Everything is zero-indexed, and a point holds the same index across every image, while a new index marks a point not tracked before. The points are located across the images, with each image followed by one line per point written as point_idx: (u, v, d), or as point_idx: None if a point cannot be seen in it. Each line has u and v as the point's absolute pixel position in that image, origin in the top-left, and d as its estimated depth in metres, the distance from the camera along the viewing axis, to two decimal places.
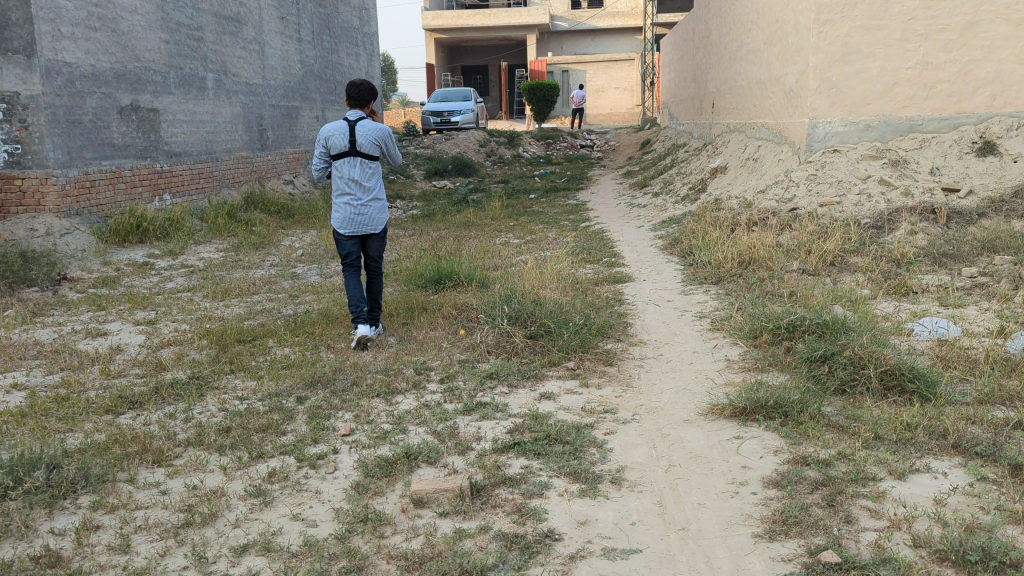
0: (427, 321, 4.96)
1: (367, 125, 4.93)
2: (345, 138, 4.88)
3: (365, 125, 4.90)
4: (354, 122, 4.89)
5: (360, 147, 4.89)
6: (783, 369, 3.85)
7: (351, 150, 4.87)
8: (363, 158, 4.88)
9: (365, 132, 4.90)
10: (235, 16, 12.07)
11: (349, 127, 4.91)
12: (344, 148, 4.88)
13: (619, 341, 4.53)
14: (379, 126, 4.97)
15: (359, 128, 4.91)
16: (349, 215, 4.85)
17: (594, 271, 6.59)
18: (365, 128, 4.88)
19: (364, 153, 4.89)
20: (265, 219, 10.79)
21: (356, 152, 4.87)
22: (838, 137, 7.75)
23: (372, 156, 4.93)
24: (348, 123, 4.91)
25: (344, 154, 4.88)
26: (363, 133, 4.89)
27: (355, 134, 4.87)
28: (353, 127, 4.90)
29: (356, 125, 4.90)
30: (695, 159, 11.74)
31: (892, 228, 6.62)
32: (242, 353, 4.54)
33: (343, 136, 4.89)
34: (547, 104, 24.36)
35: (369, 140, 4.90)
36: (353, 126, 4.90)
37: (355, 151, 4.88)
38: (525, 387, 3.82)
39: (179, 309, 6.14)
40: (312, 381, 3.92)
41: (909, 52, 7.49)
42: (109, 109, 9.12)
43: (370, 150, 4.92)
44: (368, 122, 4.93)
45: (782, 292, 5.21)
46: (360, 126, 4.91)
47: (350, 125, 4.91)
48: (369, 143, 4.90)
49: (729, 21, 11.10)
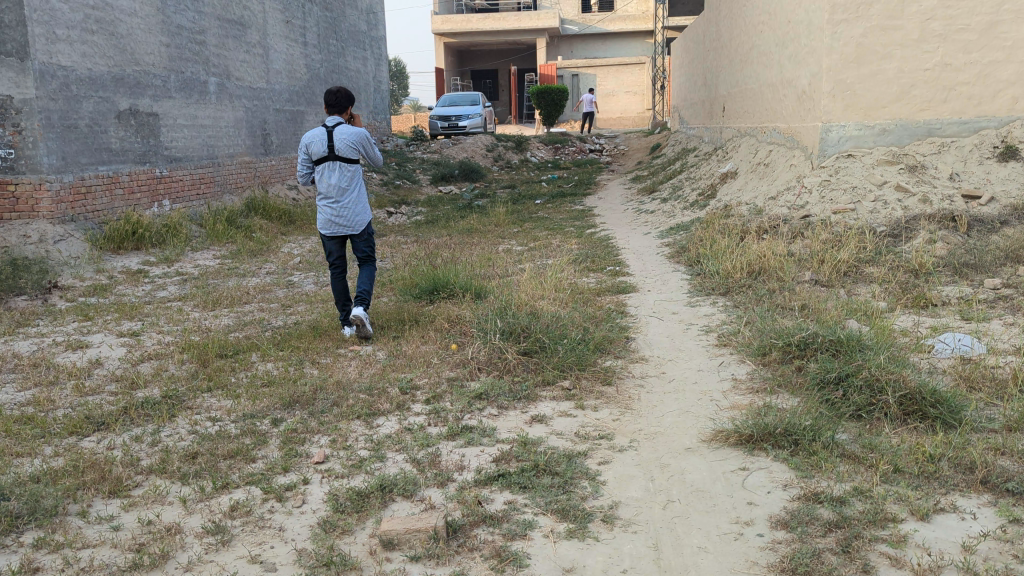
0: (418, 334, 4.72)
1: (345, 129, 4.85)
2: (323, 144, 4.82)
3: (342, 129, 4.81)
4: (331, 127, 4.83)
5: (338, 152, 4.82)
6: (794, 391, 3.59)
7: (330, 155, 4.81)
8: (341, 162, 4.81)
9: (343, 137, 4.81)
10: (239, 19, 11.90)
11: (327, 132, 4.84)
12: (322, 154, 4.83)
13: (619, 357, 4.27)
14: (358, 130, 4.88)
15: (338, 133, 4.83)
16: (329, 218, 4.80)
17: (597, 281, 6.34)
18: (342, 133, 4.80)
19: (343, 158, 4.82)
20: (265, 225, 10.60)
21: (334, 156, 4.81)
22: (852, 142, 7.46)
23: (351, 159, 4.85)
24: (327, 128, 4.85)
25: (324, 159, 4.83)
26: (341, 137, 4.81)
27: (333, 139, 4.80)
28: (331, 132, 4.83)
29: (333, 130, 4.83)
30: (705, 164, 11.47)
31: (909, 236, 6.34)
32: (222, 369, 4.31)
33: (322, 142, 4.83)
34: (557, 108, 24.12)
35: (346, 144, 4.82)
36: (332, 131, 4.83)
37: (333, 156, 4.82)
38: (516, 409, 3.57)
39: (166, 320, 5.92)
40: (290, 402, 3.68)
41: (927, 54, 7.21)
42: (107, 113, 8.95)
43: (348, 154, 4.84)
44: (346, 126, 4.84)
45: (793, 304, 4.94)
46: (338, 131, 4.83)
47: (328, 130, 4.84)
48: (347, 147, 4.82)
49: (741, 23, 10.83)
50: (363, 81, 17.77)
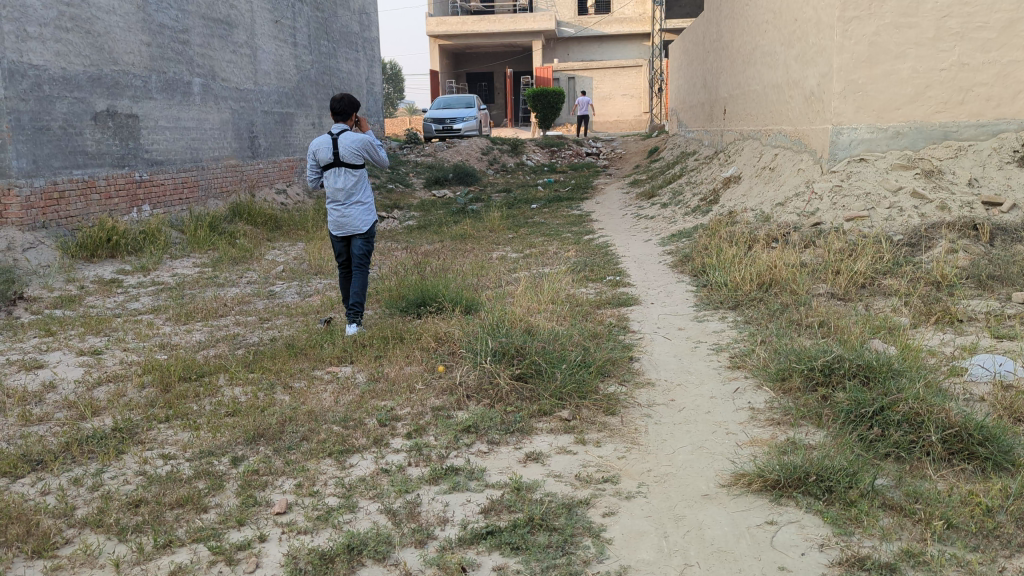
0: (402, 354, 4.32)
1: (350, 135, 4.92)
2: (329, 151, 4.92)
3: (346, 137, 4.89)
4: (336, 135, 4.91)
5: (343, 158, 4.91)
6: (821, 424, 3.19)
7: (335, 161, 4.91)
8: (346, 167, 4.91)
9: (347, 144, 4.90)
10: (225, 18, 11.49)
11: (332, 139, 4.94)
12: (328, 161, 4.93)
13: (624, 382, 3.87)
14: (362, 135, 4.93)
15: (343, 140, 4.92)
16: (335, 221, 4.95)
17: (596, 292, 5.96)
18: (347, 140, 4.87)
19: (347, 164, 4.90)
20: (250, 231, 10.21)
21: (339, 163, 4.91)
22: (864, 145, 7.08)
23: (355, 165, 4.93)
24: (332, 135, 4.93)
25: (330, 166, 4.94)
26: (346, 144, 4.90)
27: (338, 147, 4.90)
28: (336, 139, 4.92)
29: (338, 137, 4.91)
30: (706, 167, 11.11)
31: (929, 246, 5.96)
32: (185, 395, 3.90)
33: (327, 149, 4.94)
34: (552, 111, 23.75)
35: (350, 150, 4.89)
36: (337, 138, 4.92)
37: (338, 162, 4.91)
38: (508, 445, 3.17)
39: (134, 336, 5.51)
40: (254, 436, 3.26)
41: (943, 53, 6.84)
42: (82, 114, 8.54)
43: (353, 160, 4.92)
44: (351, 132, 4.91)
45: (810, 321, 4.56)
46: (343, 137, 4.91)
47: (334, 137, 4.93)
48: (351, 153, 4.90)
49: (743, 22, 10.47)
50: (356, 82, 17.37)
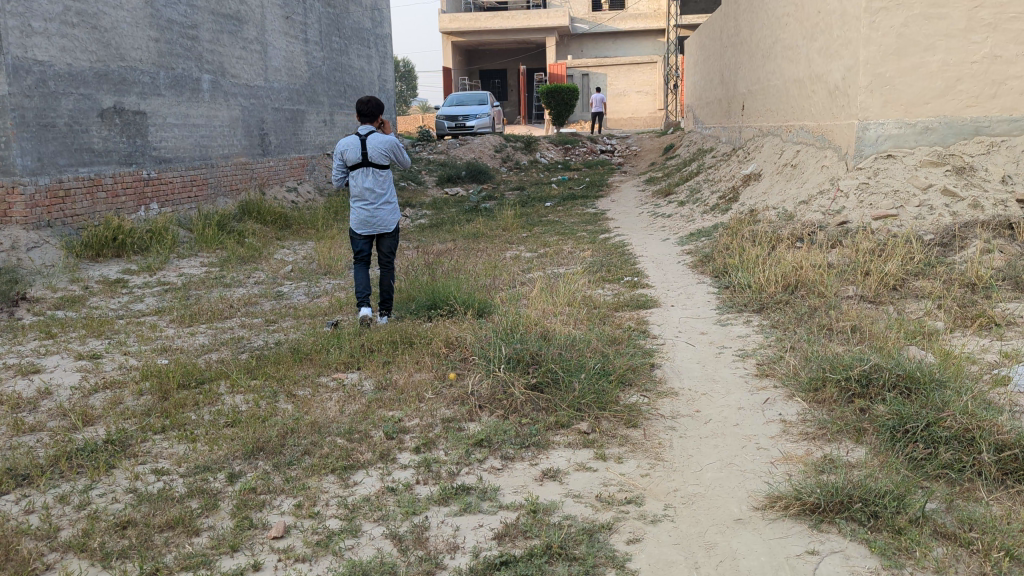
0: (412, 360, 4.12)
1: (377, 137, 5.08)
2: (357, 152, 5.06)
3: (374, 138, 5.04)
4: (365, 135, 5.06)
5: (371, 159, 5.05)
6: (860, 440, 2.97)
7: (363, 162, 5.04)
8: (373, 167, 5.04)
9: (376, 145, 5.05)
10: (235, 14, 11.32)
11: (360, 140, 5.08)
12: (356, 160, 5.06)
13: (645, 391, 3.66)
14: (389, 137, 5.10)
15: (371, 140, 5.07)
16: (362, 219, 5.06)
17: (614, 293, 5.74)
18: (376, 141, 5.02)
19: (374, 164, 5.05)
20: (259, 229, 10.04)
21: (367, 163, 5.04)
22: (892, 141, 6.82)
23: (382, 165, 5.08)
24: (360, 136, 5.07)
25: (358, 166, 5.07)
26: (375, 145, 5.05)
27: (367, 147, 5.04)
28: (365, 140, 5.06)
29: (366, 138, 5.06)
30: (724, 164, 10.86)
31: (961, 246, 5.70)
32: (184, 403, 3.72)
33: (356, 150, 5.07)
34: (566, 107, 23.51)
35: (377, 151, 5.04)
36: (365, 139, 5.06)
37: (366, 162, 5.05)
38: (523, 461, 2.96)
39: (135, 338, 5.33)
40: (252, 449, 3.07)
41: (975, 45, 6.55)
42: (89, 111, 8.38)
43: (379, 160, 5.07)
44: (380, 134, 5.07)
45: (841, 325, 4.32)
46: (372, 138, 5.07)
47: (362, 138, 5.07)
48: (379, 154, 5.06)
49: (763, 16, 10.21)
50: (368, 79, 17.20)
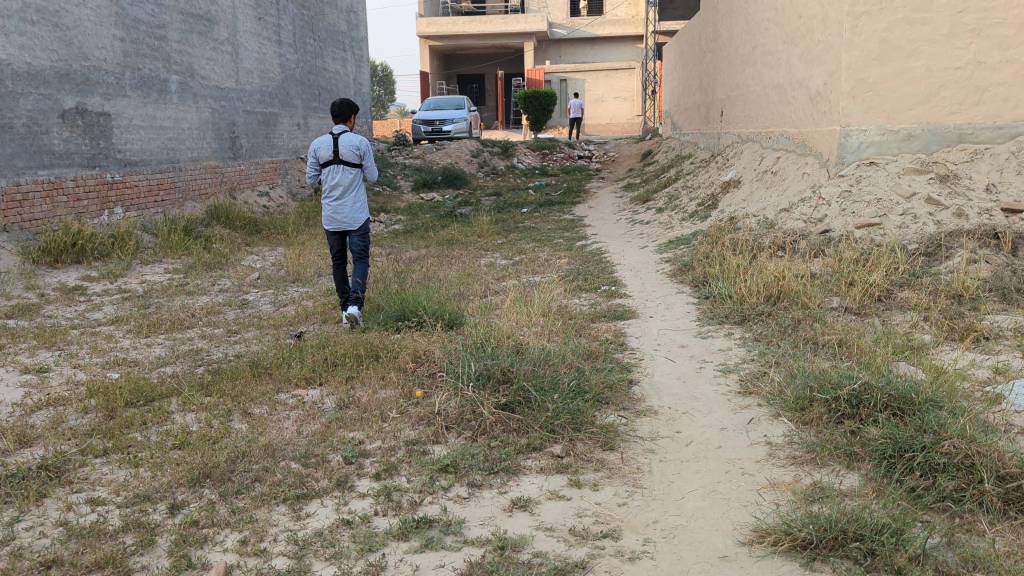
0: (376, 376, 3.90)
1: (349, 137, 5.23)
2: (329, 150, 5.21)
3: (346, 137, 5.20)
4: (338, 134, 5.20)
5: (342, 157, 5.19)
6: (851, 465, 2.79)
7: (334, 159, 5.18)
8: (344, 165, 5.18)
9: (347, 144, 5.21)
10: (205, 14, 11.04)
11: (333, 139, 5.23)
12: (328, 158, 5.20)
13: (623, 410, 3.46)
14: (360, 138, 5.25)
15: (344, 139, 5.23)
16: (330, 215, 5.17)
17: (590, 303, 5.55)
18: (347, 139, 5.18)
19: (345, 162, 5.18)
20: (227, 234, 9.75)
21: (338, 160, 5.18)
22: (874, 148, 6.69)
23: (353, 164, 5.21)
24: (333, 135, 5.23)
25: (329, 164, 5.21)
26: (346, 143, 5.21)
27: (339, 145, 5.19)
28: (337, 139, 5.22)
29: (339, 137, 5.21)
30: (703, 170, 10.74)
31: (946, 255, 5.56)
32: (131, 423, 3.46)
33: (328, 148, 5.22)
34: (545, 113, 23.38)
35: (349, 150, 5.19)
36: (338, 138, 5.22)
37: (337, 159, 5.19)
38: (492, 489, 2.75)
39: (88, 350, 5.05)
40: (198, 476, 2.83)
41: (958, 51, 6.43)
42: (49, 111, 8.08)
43: (350, 159, 5.21)
44: (352, 134, 5.23)
45: (827, 339, 4.15)
46: (345, 137, 5.23)
47: (335, 137, 5.23)
48: (350, 153, 5.20)
49: (742, 21, 10.09)
50: (344, 82, 16.93)
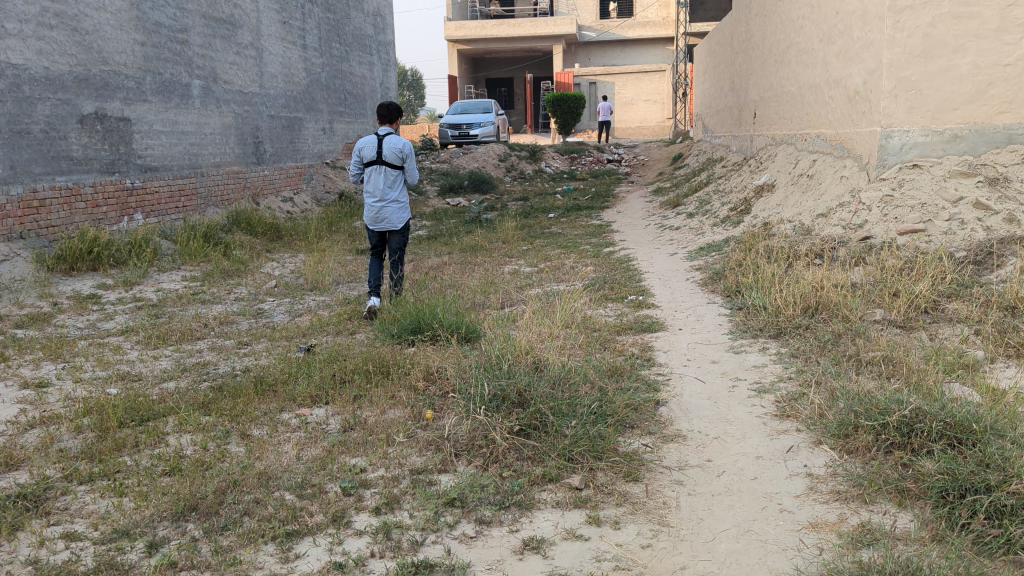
0: (386, 395, 3.67)
1: (393, 139, 5.46)
2: (373, 150, 5.44)
3: (391, 140, 5.44)
4: (383, 136, 5.44)
5: (385, 158, 5.43)
6: (904, 505, 2.49)
7: (378, 160, 5.42)
8: (386, 167, 5.41)
9: (391, 146, 5.44)
10: (228, 18, 10.93)
11: (378, 140, 5.47)
12: (372, 158, 5.44)
13: (648, 435, 3.19)
14: (405, 141, 5.49)
15: (388, 142, 5.46)
16: (373, 214, 5.42)
17: (616, 313, 5.28)
18: (392, 142, 5.41)
19: (388, 163, 5.41)
20: (248, 241, 9.61)
21: (381, 161, 5.41)
22: (918, 150, 6.33)
23: (396, 165, 5.44)
24: (378, 137, 5.46)
25: (372, 163, 5.44)
26: (390, 146, 5.44)
27: (384, 146, 5.42)
28: (381, 141, 5.45)
29: (383, 139, 5.45)
30: (735, 174, 10.40)
31: (997, 264, 5.20)
32: (123, 445, 3.26)
33: (372, 148, 5.45)
34: (573, 116, 23.10)
35: (392, 152, 5.42)
36: (382, 140, 5.46)
37: (380, 160, 5.42)
38: (501, 527, 2.49)
39: (93, 363, 4.87)
40: (182, 510, 2.60)
41: (1008, 46, 6.06)
42: (68, 117, 7.97)
43: (393, 161, 5.44)
44: (396, 137, 5.47)
45: (871, 356, 3.84)
46: (388, 140, 5.47)
47: (380, 138, 5.46)
48: (393, 154, 5.43)
49: (777, 19, 9.74)
50: (370, 86, 16.81)
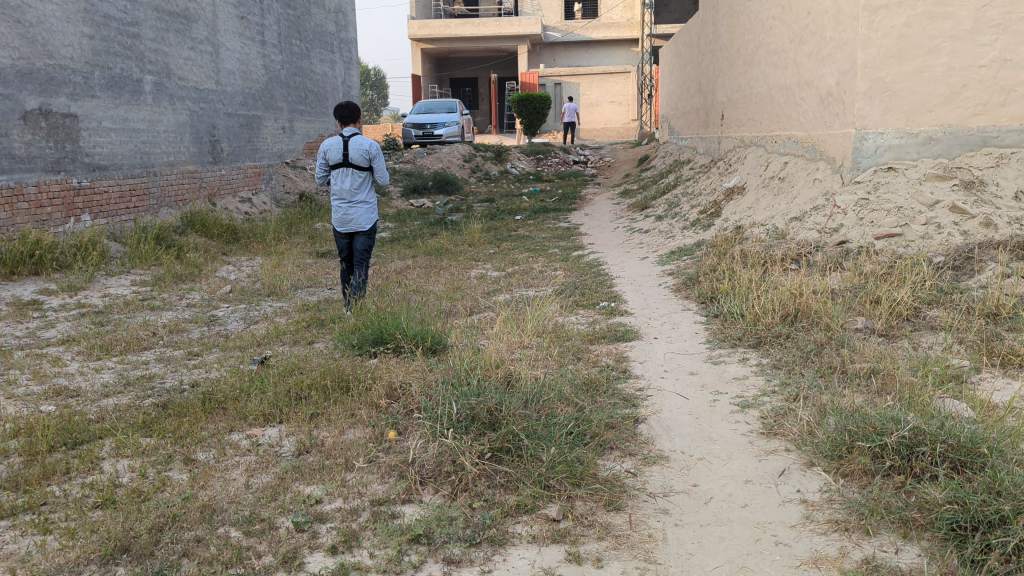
0: (345, 413, 3.40)
1: (360, 139, 5.19)
2: (338, 152, 5.17)
3: (357, 140, 5.17)
4: (348, 137, 5.17)
5: (351, 159, 5.16)
6: (910, 537, 2.30)
7: (344, 161, 5.16)
8: (353, 168, 5.15)
9: (357, 146, 5.17)
10: (183, 12, 10.52)
11: (343, 141, 5.20)
12: (338, 160, 5.17)
13: (627, 456, 2.97)
14: (372, 141, 5.21)
15: (354, 142, 5.18)
16: (340, 217, 5.16)
17: (587, 321, 5.06)
18: (358, 142, 5.14)
19: (354, 164, 5.15)
20: (202, 243, 9.23)
21: (347, 163, 5.15)
22: (892, 152, 6.21)
23: (362, 167, 5.17)
24: (343, 137, 5.19)
25: (338, 166, 5.18)
26: (356, 147, 5.17)
27: (350, 148, 5.15)
28: (347, 141, 5.18)
29: (349, 139, 5.17)
30: (704, 176, 10.27)
31: (976, 268, 5.08)
32: (51, 473, 2.94)
33: (338, 150, 5.18)
34: (538, 116, 22.91)
35: (359, 152, 5.15)
36: (347, 140, 5.18)
37: (346, 162, 5.15)
38: (472, 567, 2.25)
39: (29, 376, 4.51)
40: (112, 551, 2.31)
41: (983, 47, 5.96)
42: (9, 112, 7.54)
43: (360, 161, 5.17)
44: (362, 136, 5.19)
45: (857, 368, 3.67)
46: (355, 140, 5.20)
47: (345, 139, 5.19)
48: (359, 155, 5.16)
49: (745, 20, 9.62)
50: (332, 85, 16.43)
